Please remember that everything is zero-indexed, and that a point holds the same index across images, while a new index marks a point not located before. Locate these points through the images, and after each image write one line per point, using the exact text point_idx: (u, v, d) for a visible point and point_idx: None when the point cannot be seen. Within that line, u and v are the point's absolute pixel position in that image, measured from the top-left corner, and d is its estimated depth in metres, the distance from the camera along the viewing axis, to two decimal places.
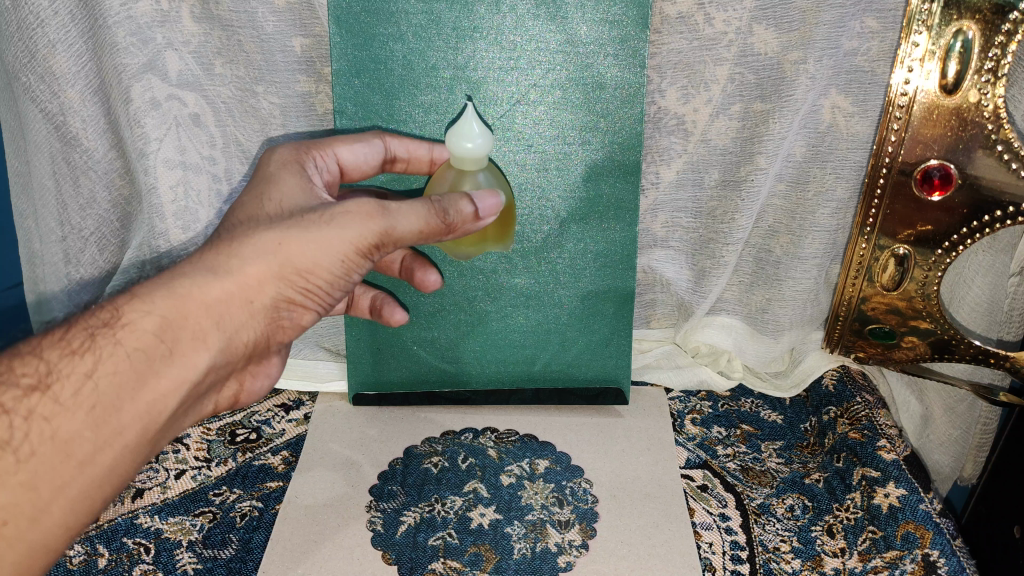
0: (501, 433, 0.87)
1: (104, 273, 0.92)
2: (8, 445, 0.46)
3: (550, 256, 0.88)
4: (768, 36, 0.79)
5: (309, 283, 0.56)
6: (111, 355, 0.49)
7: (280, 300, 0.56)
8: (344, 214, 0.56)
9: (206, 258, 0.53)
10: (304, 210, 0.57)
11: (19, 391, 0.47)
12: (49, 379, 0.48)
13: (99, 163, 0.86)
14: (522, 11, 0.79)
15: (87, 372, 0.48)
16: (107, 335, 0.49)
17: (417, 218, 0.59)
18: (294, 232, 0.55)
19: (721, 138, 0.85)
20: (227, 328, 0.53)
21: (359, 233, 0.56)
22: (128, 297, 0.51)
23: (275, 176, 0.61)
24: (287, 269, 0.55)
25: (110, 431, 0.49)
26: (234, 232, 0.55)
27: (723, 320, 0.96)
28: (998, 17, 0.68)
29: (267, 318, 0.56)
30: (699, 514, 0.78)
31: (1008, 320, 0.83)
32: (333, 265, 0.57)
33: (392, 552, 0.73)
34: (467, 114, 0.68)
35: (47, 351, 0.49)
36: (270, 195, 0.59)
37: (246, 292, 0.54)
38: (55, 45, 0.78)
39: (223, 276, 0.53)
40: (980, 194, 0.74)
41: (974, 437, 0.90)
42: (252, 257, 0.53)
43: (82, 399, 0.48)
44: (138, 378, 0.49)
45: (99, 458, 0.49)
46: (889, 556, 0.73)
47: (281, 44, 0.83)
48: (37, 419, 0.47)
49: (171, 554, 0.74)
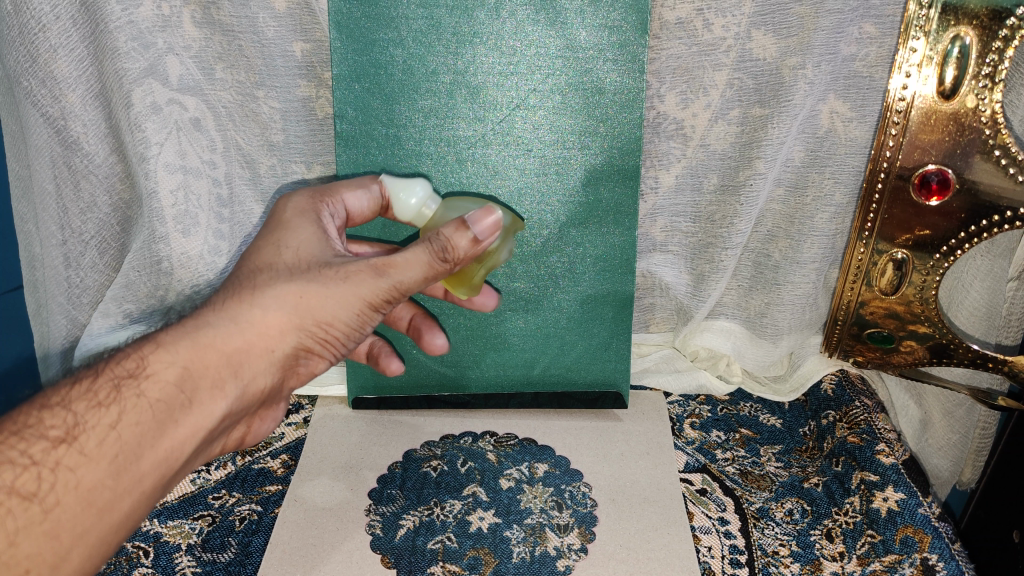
0: (501, 437, 0.87)
1: (104, 277, 0.92)
2: (35, 495, 0.47)
3: (550, 260, 0.88)
4: (767, 42, 0.79)
5: (328, 334, 0.59)
6: (135, 407, 0.51)
7: (298, 349, 0.58)
8: (359, 272, 0.58)
9: (229, 307, 0.56)
10: (321, 262, 0.59)
11: (47, 443, 0.49)
12: (75, 431, 0.50)
13: (99, 168, 0.86)
14: (521, 16, 0.80)
15: (111, 424, 0.50)
16: (131, 386, 0.52)
17: (422, 266, 0.60)
18: (314, 285, 0.57)
19: (720, 143, 0.86)
20: (245, 377, 0.56)
21: (371, 288, 0.59)
22: (151, 346, 0.54)
23: (291, 222, 0.62)
24: (308, 321, 0.57)
25: (130, 479, 0.50)
26: (254, 279, 0.57)
27: (722, 324, 0.97)
28: (996, 22, 0.69)
29: (284, 367, 0.59)
30: (699, 518, 0.78)
31: (1006, 324, 0.84)
32: (350, 318, 0.59)
33: (392, 555, 0.73)
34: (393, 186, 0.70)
35: (74, 403, 0.51)
36: (286, 242, 0.60)
37: (267, 341, 0.56)
38: (57, 50, 0.78)
39: (245, 326, 0.55)
40: (978, 199, 0.75)
41: (973, 441, 0.91)
42: (273, 306, 0.56)
43: (106, 449, 0.50)
44: (157, 427, 0.52)
45: (119, 504, 0.50)
46: (888, 560, 0.73)
47: (281, 49, 0.83)
48: (63, 469, 0.48)
49: (171, 557, 0.74)
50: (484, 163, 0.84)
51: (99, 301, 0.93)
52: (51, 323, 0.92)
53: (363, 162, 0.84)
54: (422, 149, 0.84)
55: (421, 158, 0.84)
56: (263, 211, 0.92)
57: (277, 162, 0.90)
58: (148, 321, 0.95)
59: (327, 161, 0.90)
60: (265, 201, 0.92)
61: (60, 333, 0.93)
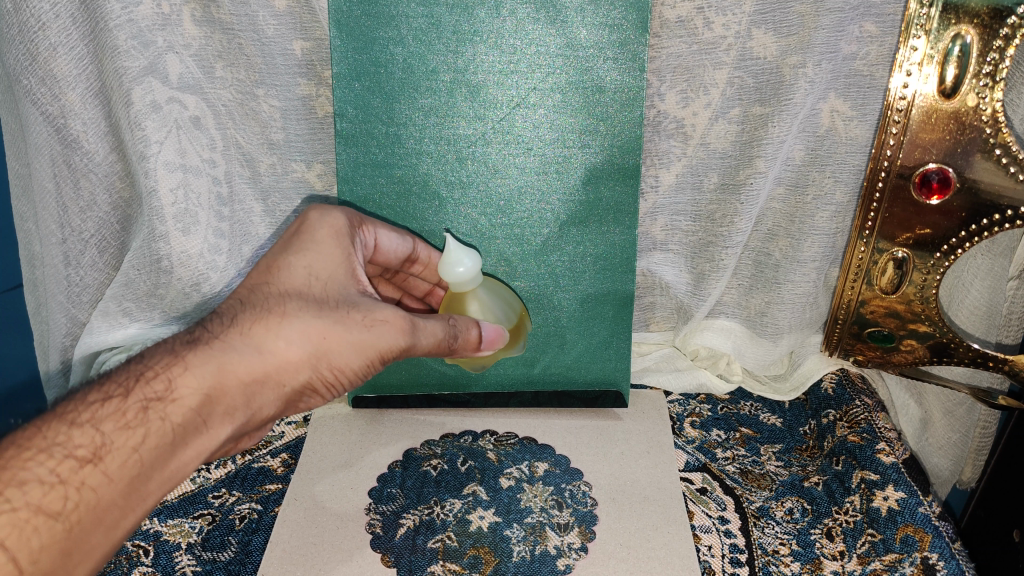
0: (501, 436, 0.87)
1: (104, 275, 0.93)
2: (59, 514, 0.49)
3: (550, 259, 0.88)
4: (768, 41, 0.79)
5: (336, 376, 0.61)
6: (158, 430, 0.53)
7: (307, 385, 0.60)
8: (383, 323, 0.61)
9: (253, 334, 0.57)
10: (347, 301, 0.61)
11: (73, 462, 0.50)
12: (101, 451, 0.51)
13: (99, 166, 0.86)
14: (521, 14, 0.80)
15: (135, 446, 0.52)
16: (158, 409, 0.53)
17: (435, 337, 0.65)
18: (337, 326, 0.60)
19: (721, 142, 0.86)
20: (254, 406, 0.58)
21: (390, 343, 0.62)
22: (179, 367, 0.55)
23: (325, 245, 0.63)
24: (323, 362, 0.59)
25: (138, 499, 0.52)
26: (282, 306, 0.59)
27: (722, 324, 0.97)
28: (997, 21, 0.69)
29: (288, 400, 0.60)
30: (699, 517, 0.78)
31: (1006, 323, 0.84)
32: (360, 365, 0.62)
33: (392, 554, 0.73)
34: (451, 245, 0.75)
35: (102, 422, 0.52)
36: (317, 271, 0.62)
37: (282, 374, 0.58)
38: (56, 49, 0.78)
39: (266, 356, 0.57)
40: (979, 198, 0.75)
41: (973, 440, 0.91)
42: (297, 341, 0.58)
43: (126, 471, 0.51)
44: (172, 450, 0.53)
45: (124, 522, 0.52)
46: (888, 559, 0.73)
47: (281, 47, 0.83)
48: (86, 489, 0.50)
49: (171, 556, 0.74)
50: (484, 162, 0.84)
51: (99, 300, 0.93)
52: (51, 322, 0.92)
53: (363, 161, 0.84)
54: (421, 147, 0.84)
55: (421, 157, 0.84)
56: (262, 210, 0.92)
57: (277, 160, 0.90)
58: (147, 320, 0.95)
59: (327, 160, 0.90)
60: (264, 199, 0.92)
61: (60, 332, 0.93)
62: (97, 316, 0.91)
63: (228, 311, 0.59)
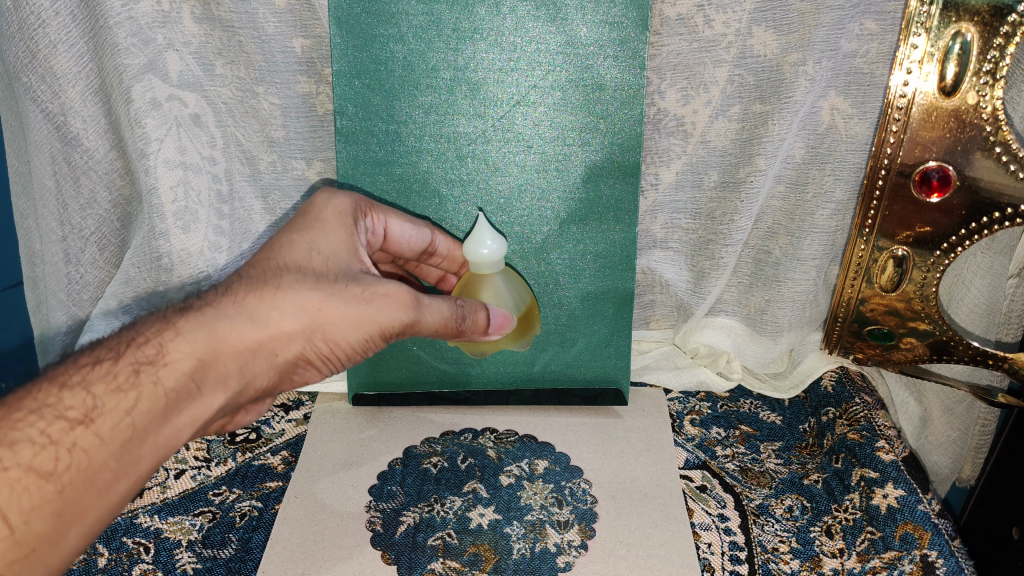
0: (501, 434, 0.87)
1: (105, 273, 0.92)
2: (51, 475, 0.48)
3: (549, 256, 0.88)
4: (768, 38, 0.79)
5: (331, 350, 0.61)
6: (150, 394, 0.52)
7: (302, 357, 0.60)
8: (383, 296, 0.61)
9: (248, 303, 0.57)
10: (347, 275, 0.62)
11: (64, 423, 0.50)
12: (93, 414, 0.51)
13: (99, 164, 0.86)
14: (522, 12, 0.80)
15: (127, 409, 0.51)
16: (150, 372, 0.53)
17: (441, 317, 0.65)
18: (336, 299, 0.60)
19: (721, 139, 0.86)
20: (248, 375, 0.57)
21: (390, 318, 0.62)
22: (171, 333, 0.55)
23: (328, 224, 0.65)
24: (318, 333, 0.59)
25: (130, 463, 0.52)
26: (279, 277, 0.59)
27: (722, 321, 0.97)
28: (997, 18, 0.69)
29: (282, 371, 0.60)
30: (699, 514, 0.78)
31: (1006, 321, 0.84)
32: (357, 340, 0.62)
33: (392, 551, 0.73)
34: (481, 225, 0.76)
35: (94, 385, 0.52)
36: (319, 247, 0.63)
37: (275, 343, 0.58)
38: (56, 45, 0.78)
39: (260, 325, 0.57)
40: (979, 195, 0.75)
41: (972, 437, 0.91)
42: (292, 312, 0.58)
43: (118, 434, 0.51)
44: (164, 416, 0.53)
45: (117, 487, 0.52)
46: (888, 556, 0.73)
47: (281, 45, 0.83)
48: (78, 450, 0.50)
49: (171, 553, 0.74)
50: (484, 160, 0.84)
51: (99, 297, 0.93)
52: (51, 320, 0.92)
53: (363, 158, 0.84)
54: (422, 145, 0.84)
55: (421, 154, 0.84)
56: (262, 208, 0.92)
57: (277, 158, 0.89)
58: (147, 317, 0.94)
59: (327, 158, 0.90)
60: (264, 197, 0.91)
61: (60, 329, 0.93)
62: (97, 314, 0.93)
63: (225, 284, 0.59)
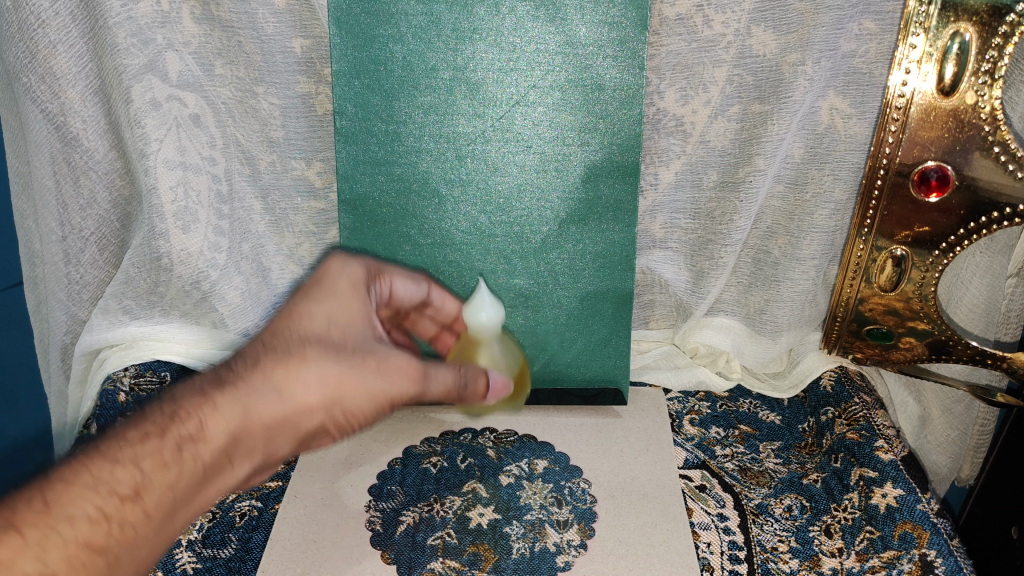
0: (501, 433, 0.87)
1: (104, 273, 0.93)
2: (104, 551, 0.47)
3: (550, 256, 0.88)
4: (767, 38, 0.79)
5: (346, 423, 0.58)
6: (193, 470, 0.51)
7: (321, 429, 0.57)
8: (397, 368, 0.59)
9: (275, 376, 0.54)
10: (363, 346, 0.59)
11: (115, 500, 0.47)
12: (140, 491, 0.48)
13: (99, 164, 0.86)
14: (521, 12, 0.80)
15: (170, 485, 0.50)
16: (192, 449, 0.51)
17: (445, 386, 0.63)
18: (354, 373, 0.57)
19: (720, 139, 0.86)
20: (270, 448, 0.55)
21: (401, 390, 0.59)
22: (208, 407, 0.52)
23: (343, 292, 0.62)
24: (337, 408, 0.56)
25: (165, 534, 0.50)
26: (303, 350, 0.56)
27: (722, 321, 0.97)
28: (995, 18, 0.69)
29: (300, 443, 0.58)
30: (698, 514, 0.78)
31: (1005, 321, 0.84)
32: (372, 413, 0.59)
33: (392, 551, 0.73)
34: (481, 290, 0.75)
35: (142, 459, 0.49)
36: (336, 317, 0.60)
37: (299, 418, 0.55)
38: (56, 45, 0.79)
39: (287, 400, 0.54)
40: (978, 195, 0.75)
41: (972, 437, 0.91)
42: (314, 387, 0.55)
43: (162, 509, 0.49)
44: (198, 489, 0.51)
45: (151, 557, 0.50)
46: (886, 556, 0.73)
47: (281, 44, 0.83)
48: (127, 528, 0.48)
49: (171, 553, 0.74)
50: (484, 160, 0.84)
51: (99, 297, 0.94)
52: (51, 320, 0.93)
53: (363, 158, 0.84)
54: (421, 145, 0.84)
55: (421, 155, 0.84)
56: (262, 207, 0.91)
57: (277, 158, 0.89)
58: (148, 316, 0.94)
59: (326, 158, 0.90)
60: (264, 197, 0.91)
61: (60, 329, 0.93)
62: (97, 314, 0.92)
63: (248, 352, 0.56)
